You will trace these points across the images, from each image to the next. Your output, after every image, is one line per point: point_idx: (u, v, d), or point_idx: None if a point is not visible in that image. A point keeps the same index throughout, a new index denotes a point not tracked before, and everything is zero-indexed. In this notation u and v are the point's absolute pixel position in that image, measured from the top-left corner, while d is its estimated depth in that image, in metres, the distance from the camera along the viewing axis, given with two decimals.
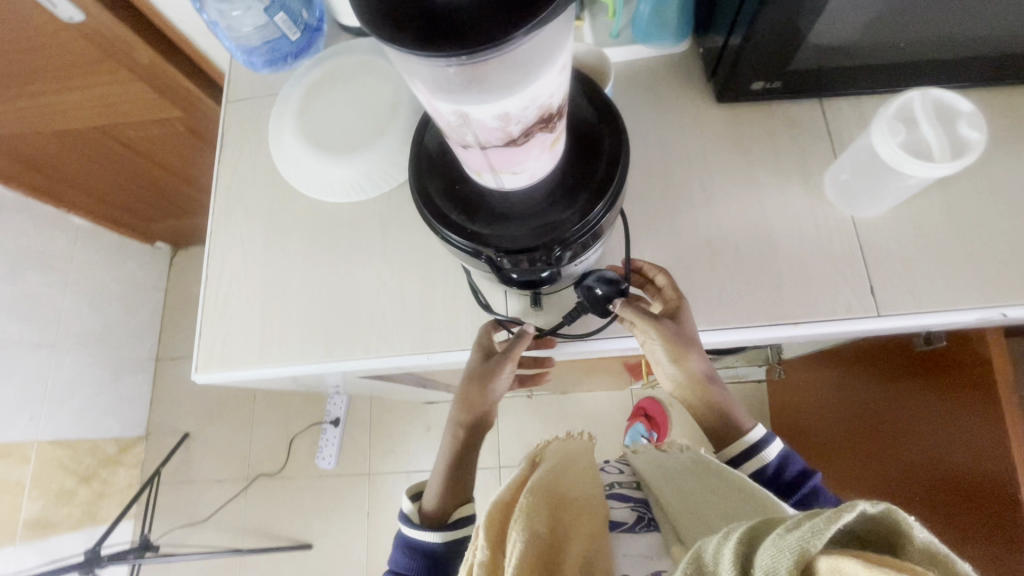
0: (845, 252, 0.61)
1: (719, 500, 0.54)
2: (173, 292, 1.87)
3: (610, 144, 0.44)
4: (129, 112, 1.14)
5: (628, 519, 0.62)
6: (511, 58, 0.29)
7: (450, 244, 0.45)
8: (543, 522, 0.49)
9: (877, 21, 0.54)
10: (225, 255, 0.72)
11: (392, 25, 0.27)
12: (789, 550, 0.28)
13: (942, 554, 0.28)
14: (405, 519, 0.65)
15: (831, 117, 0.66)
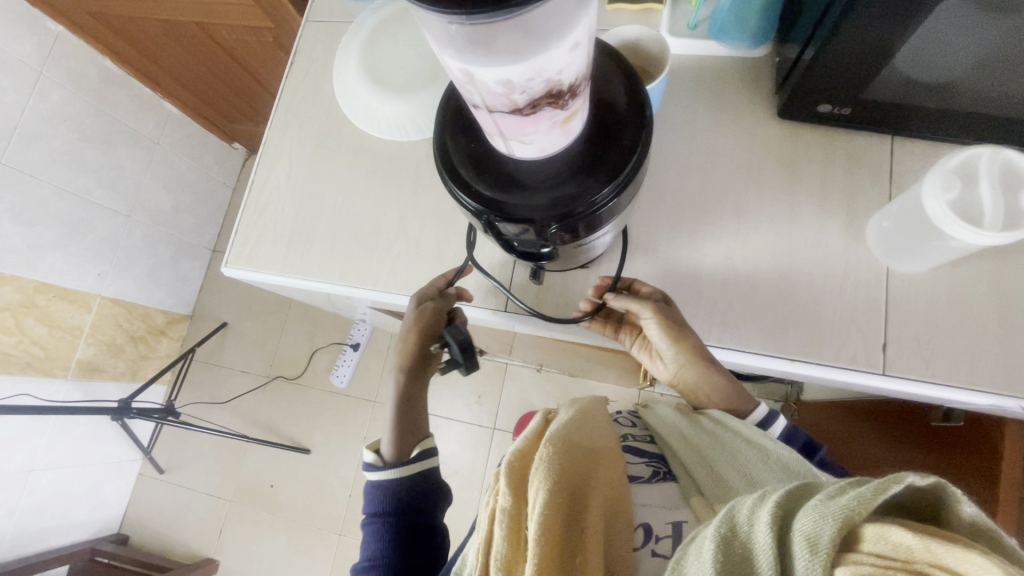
0: (867, 303, 0.58)
1: (742, 465, 0.62)
2: (240, 193, 2.01)
3: (632, 134, 0.44)
4: (226, 14, 1.20)
5: (644, 473, 0.69)
6: (517, 26, 0.29)
7: (459, 202, 0.47)
8: (565, 467, 0.54)
9: (969, 62, 0.49)
10: (272, 165, 0.77)
11: None
12: (833, 517, 0.31)
13: (988, 528, 0.30)
14: (369, 467, 0.65)
15: (898, 158, 0.61)
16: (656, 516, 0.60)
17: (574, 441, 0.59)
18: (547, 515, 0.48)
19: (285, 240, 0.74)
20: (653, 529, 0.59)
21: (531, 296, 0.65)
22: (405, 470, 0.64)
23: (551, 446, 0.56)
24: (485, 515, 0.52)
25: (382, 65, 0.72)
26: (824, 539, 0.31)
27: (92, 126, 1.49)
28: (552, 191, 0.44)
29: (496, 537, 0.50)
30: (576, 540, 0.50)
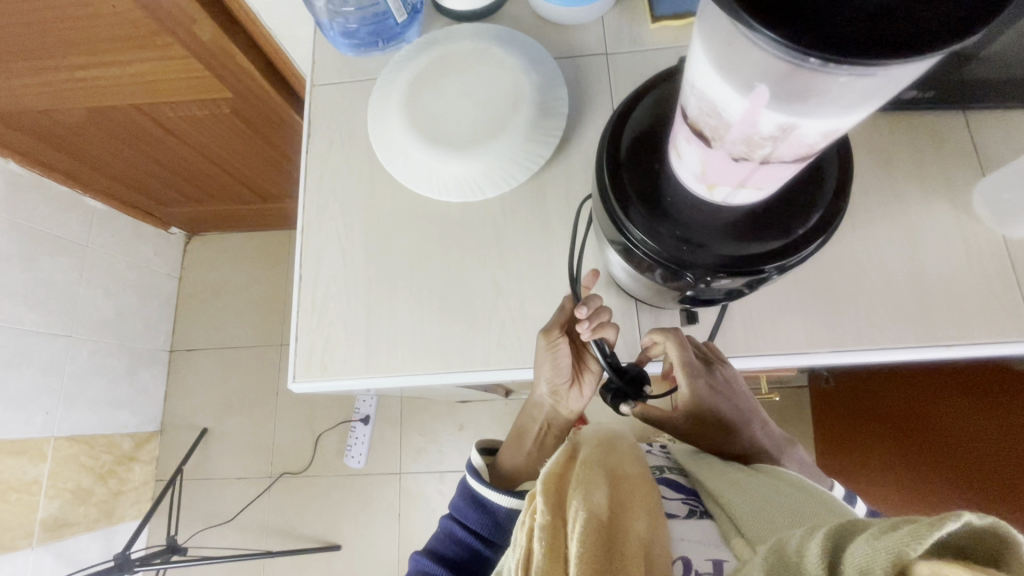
0: (998, 274, 0.59)
1: (787, 502, 0.47)
2: (189, 281, 1.80)
3: (838, 173, 0.40)
4: (171, 91, 1.05)
5: (680, 511, 0.52)
6: (889, 81, 0.24)
7: (636, 245, 0.42)
8: (611, 487, 0.48)
9: None
10: (321, 254, 0.67)
11: (776, 21, 0.22)
12: (882, 550, 0.24)
13: None
14: (472, 470, 0.68)
15: (977, 130, 0.63)
16: (696, 551, 0.46)
17: (611, 461, 0.52)
18: (587, 535, 0.42)
19: (362, 334, 0.64)
20: (692, 562, 0.46)
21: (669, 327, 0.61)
22: (504, 499, 0.65)
23: (580, 468, 0.49)
24: (522, 540, 0.45)
25: (434, 123, 0.65)
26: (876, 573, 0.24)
27: (8, 244, 1.25)
28: (760, 243, 0.40)
29: (533, 555, 0.43)
30: (611, 557, 0.42)
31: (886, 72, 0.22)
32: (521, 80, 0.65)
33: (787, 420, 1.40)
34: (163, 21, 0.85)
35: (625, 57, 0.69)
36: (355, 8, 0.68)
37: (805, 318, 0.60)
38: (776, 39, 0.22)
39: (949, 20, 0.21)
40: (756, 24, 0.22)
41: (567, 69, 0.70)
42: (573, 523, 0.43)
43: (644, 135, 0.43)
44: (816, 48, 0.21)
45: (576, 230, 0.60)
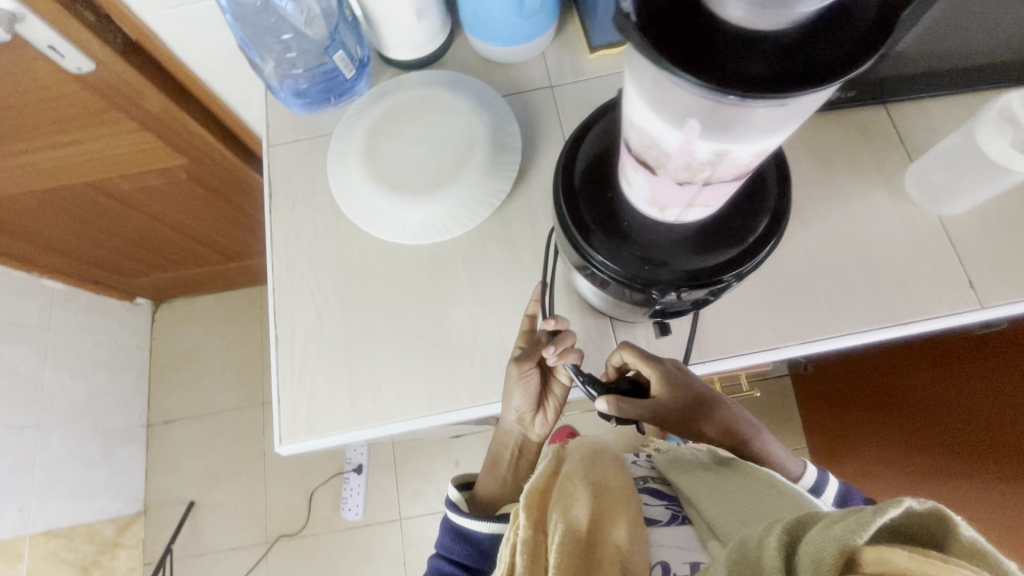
0: (939, 250, 0.63)
1: (751, 500, 0.51)
2: (160, 351, 1.75)
3: (778, 181, 0.43)
4: (125, 165, 1.05)
5: (662, 516, 0.56)
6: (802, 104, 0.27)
7: (601, 270, 0.44)
8: (592, 494, 0.50)
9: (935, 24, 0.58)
10: (295, 310, 0.67)
11: (694, 65, 0.24)
12: (833, 538, 0.29)
13: (989, 552, 0.28)
14: (452, 505, 0.68)
15: (899, 120, 0.68)
16: (673, 556, 0.51)
17: (595, 471, 0.53)
18: (564, 547, 0.45)
19: (346, 387, 0.64)
20: (670, 566, 0.51)
21: (646, 339, 0.62)
22: (486, 526, 0.65)
23: (561, 483, 0.51)
24: (505, 553, 0.48)
25: (394, 171, 0.66)
26: (826, 560, 0.29)
27: None
28: (716, 255, 0.42)
29: (517, 565, 0.46)
30: (588, 562, 0.45)
31: (796, 100, 0.25)
32: (473, 120, 0.68)
33: (776, 411, 1.42)
34: (111, 98, 0.85)
35: (570, 87, 0.73)
36: (304, 69, 0.69)
37: (773, 314, 0.62)
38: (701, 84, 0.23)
39: (846, 51, 0.23)
40: (679, 72, 0.24)
41: (516, 104, 0.73)
42: (552, 535, 0.46)
43: (594, 165, 0.45)
44: (733, 87, 0.23)
45: (546, 258, 0.61)
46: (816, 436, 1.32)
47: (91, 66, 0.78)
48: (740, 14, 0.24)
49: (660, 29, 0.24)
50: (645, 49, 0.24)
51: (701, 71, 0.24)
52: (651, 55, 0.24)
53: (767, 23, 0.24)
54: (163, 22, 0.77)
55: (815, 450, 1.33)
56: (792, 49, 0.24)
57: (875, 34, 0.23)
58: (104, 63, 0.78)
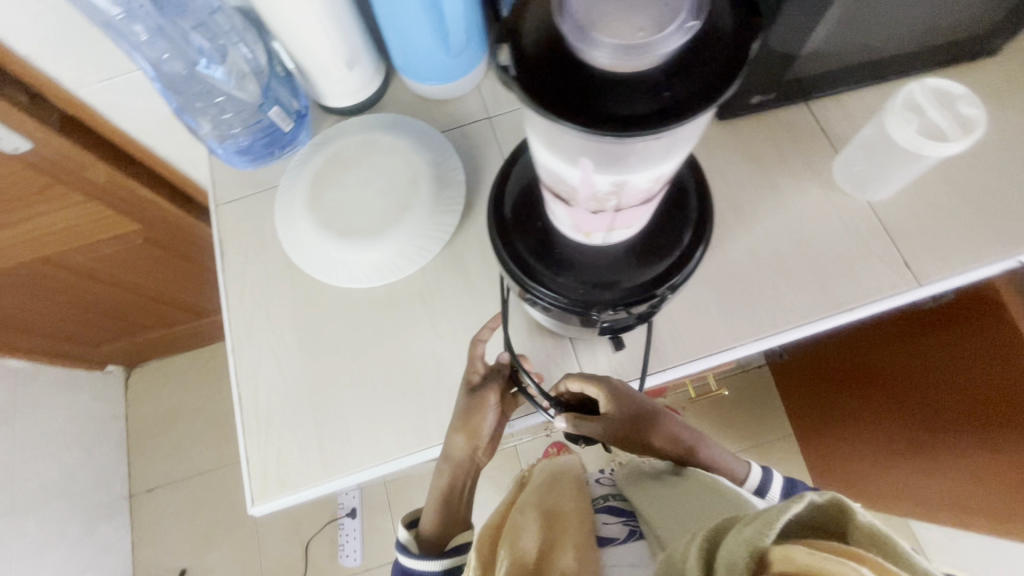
0: (874, 234, 0.65)
1: (696, 510, 0.52)
2: (137, 417, 1.71)
3: (698, 193, 0.45)
4: (76, 236, 1.03)
5: (619, 535, 0.59)
6: (686, 131, 0.28)
7: (542, 299, 0.45)
8: (541, 523, 0.53)
9: (840, 27, 0.60)
10: (256, 367, 0.67)
11: (572, 111, 0.25)
12: (747, 538, 0.35)
13: (880, 537, 0.35)
14: (403, 548, 0.66)
15: (821, 114, 0.71)
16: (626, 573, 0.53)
17: (547, 502, 0.57)
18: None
19: (314, 440, 0.63)
20: None
21: (606, 353, 0.63)
22: (440, 563, 0.63)
23: (511, 517, 0.53)
24: None
25: (341, 217, 0.67)
26: (740, 559, 0.34)
27: None
28: (648, 271, 0.43)
29: None
30: None
31: (673, 131, 0.26)
32: (415, 159, 0.69)
33: (759, 401, 1.44)
34: (52, 173, 0.84)
35: (507, 116, 0.75)
36: (243, 127, 0.68)
37: (724, 315, 0.64)
38: (579, 130, 0.25)
39: (709, 82, 0.25)
40: (558, 120, 0.25)
41: (456, 138, 0.74)
42: (498, 569, 0.47)
43: (524, 197, 0.46)
44: (609, 128, 0.25)
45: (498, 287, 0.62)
46: (799, 422, 1.34)
47: (28, 145, 0.78)
48: (610, 62, 0.25)
49: (539, 81, 0.26)
50: (526, 101, 0.26)
51: (578, 117, 0.25)
52: (532, 107, 0.25)
53: (636, 67, 0.25)
54: (98, 95, 0.77)
55: (801, 436, 1.35)
56: (662, 86, 0.25)
57: (733, 65, 0.25)
58: (42, 140, 0.78)
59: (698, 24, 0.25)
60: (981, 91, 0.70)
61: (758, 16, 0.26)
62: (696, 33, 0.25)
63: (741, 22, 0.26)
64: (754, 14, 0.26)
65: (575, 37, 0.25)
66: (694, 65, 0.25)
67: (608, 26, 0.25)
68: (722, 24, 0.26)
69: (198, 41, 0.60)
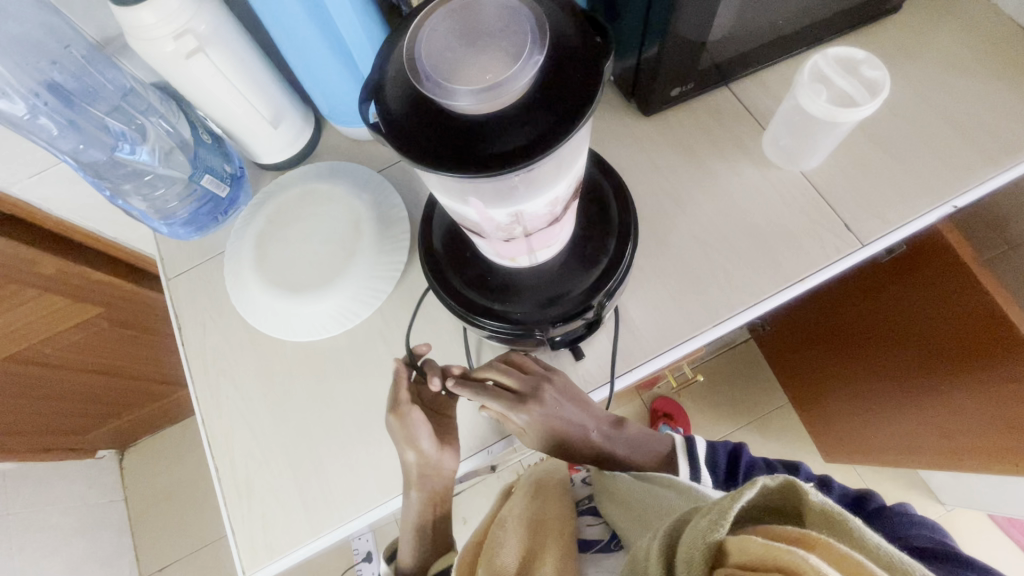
0: (812, 204, 0.67)
1: (653, 502, 0.54)
2: (137, 497, 1.68)
3: (618, 200, 0.46)
4: (40, 332, 1.02)
5: (603, 535, 0.62)
6: (564, 155, 0.29)
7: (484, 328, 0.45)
8: (523, 534, 0.57)
9: (742, 9, 0.62)
10: (228, 436, 0.66)
11: (445, 159, 0.27)
12: (704, 533, 0.37)
13: (834, 514, 0.37)
14: None
15: (743, 95, 0.73)
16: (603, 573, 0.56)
17: (534, 510, 0.60)
18: None
19: (296, 500, 0.63)
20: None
21: (571, 364, 0.63)
22: None
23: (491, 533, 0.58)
24: None
25: (289, 273, 0.67)
26: (698, 554, 0.37)
27: None
28: (583, 284, 0.44)
29: None
30: None
31: (544, 162, 0.27)
32: (354, 203, 0.70)
33: (749, 376, 1.45)
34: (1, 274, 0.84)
35: None
36: (179, 201, 0.67)
37: (681, 305, 0.64)
38: (458, 178, 0.26)
39: (569, 108, 0.26)
40: (436, 170, 0.26)
41: (394, 175, 0.75)
42: None
43: (454, 230, 0.47)
44: (480, 169, 0.26)
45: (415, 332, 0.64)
46: (792, 390, 1.35)
47: None
48: (468, 104, 0.26)
49: (414, 135, 0.27)
50: (403, 156, 0.27)
51: (453, 165, 0.26)
52: (408, 162, 0.27)
53: (495, 107, 0.26)
54: (32, 190, 0.77)
55: (795, 402, 1.36)
56: (522, 122, 0.26)
57: (587, 92, 0.27)
58: None
59: (543, 57, 0.26)
60: (888, 49, 0.73)
61: (600, 40, 0.28)
62: (546, 65, 0.27)
63: (587, 46, 0.28)
64: (595, 36, 0.28)
65: (433, 84, 0.26)
66: (552, 93, 0.27)
67: (464, 71, 0.26)
68: (575, 53, 0.27)
69: (115, 125, 0.60)
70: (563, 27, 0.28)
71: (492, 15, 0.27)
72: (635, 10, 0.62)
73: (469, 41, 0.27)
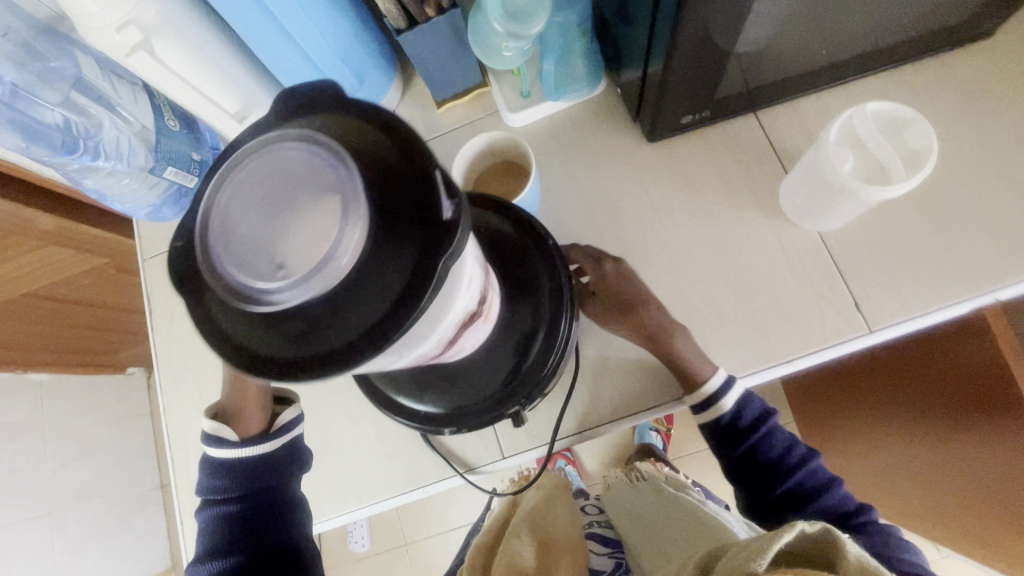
0: (823, 272, 0.58)
1: (677, 523, 0.63)
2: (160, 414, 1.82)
3: (551, 296, 0.43)
4: (49, 277, 1.06)
5: (607, 566, 0.73)
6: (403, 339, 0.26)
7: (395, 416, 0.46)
8: (535, 545, 0.62)
9: (784, 29, 0.50)
10: (185, 430, 0.67)
11: (252, 353, 0.24)
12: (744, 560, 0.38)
13: (870, 567, 0.37)
14: (213, 442, 0.54)
15: (770, 126, 0.62)
16: None
17: (544, 525, 0.65)
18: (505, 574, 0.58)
19: None
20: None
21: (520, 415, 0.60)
22: (271, 444, 0.54)
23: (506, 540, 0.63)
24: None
25: None
26: None
27: None
28: (493, 392, 0.43)
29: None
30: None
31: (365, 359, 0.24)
32: None
33: None
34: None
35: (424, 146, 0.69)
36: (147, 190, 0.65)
37: (650, 367, 0.59)
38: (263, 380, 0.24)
39: (385, 321, 0.23)
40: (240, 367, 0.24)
41: None
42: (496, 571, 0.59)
43: None
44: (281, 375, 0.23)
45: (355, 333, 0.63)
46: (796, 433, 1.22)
47: None
48: (267, 305, 0.23)
49: (218, 316, 0.25)
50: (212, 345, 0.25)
51: (262, 366, 0.24)
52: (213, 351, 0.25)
53: (298, 309, 0.23)
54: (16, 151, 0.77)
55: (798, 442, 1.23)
56: (328, 327, 0.23)
57: (408, 302, 0.23)
58: None
59: (350, 259, 0.22)
60: (965, 87, 0.59)
61: (447, 216, 0.23)
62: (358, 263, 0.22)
63: (429, 223, 0.23)
64: (441, 208, 0.23)
65: (232, 275, 0.23)
66: (373, 290, 0.23)
67: (260, 265, 0.23)
68: (400, 248, 0.23)
69: (66, 119, 0.56)
70: (402, 188, 0.23)
71: (304, 181, 0.23)
72: (643, 24, 0.52)
73: (276, 213, 0.23)
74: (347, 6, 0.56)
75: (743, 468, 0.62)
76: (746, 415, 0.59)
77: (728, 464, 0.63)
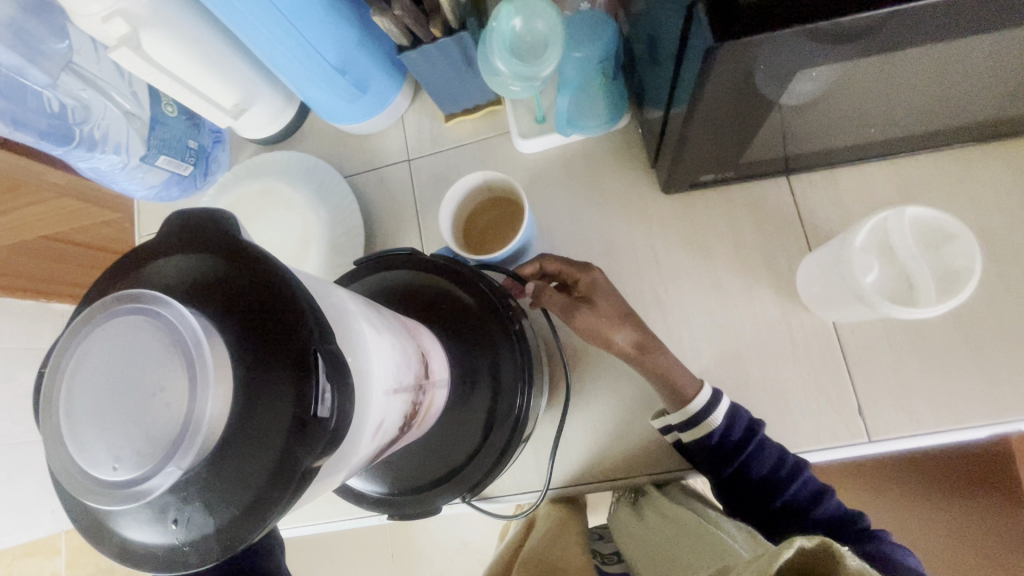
0: (830, 367, 0.52)
1: (697, 540, 0.41)
2: None
3: (511, 383, 0.41)
4: None
5: None
6: None
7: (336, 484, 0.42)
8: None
9: (813, 110, 0.43)
10: None
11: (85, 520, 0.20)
12: None
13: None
14: None
15: (801, 195, 0.56)
16: None
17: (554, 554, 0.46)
18: None
19: None
20: None
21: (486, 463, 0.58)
22: None
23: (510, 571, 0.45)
24: None
25: None
26: None
27: None
28: (439, 478, 0.40)
29: None
30: None
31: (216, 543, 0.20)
32: (311, 220, 0.64)
33: None
34: None
35: (427, 160, 0.65)
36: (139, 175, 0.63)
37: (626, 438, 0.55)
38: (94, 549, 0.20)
39: (227, 529, 0.18)
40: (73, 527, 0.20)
41: (370, 183, 0.66)
42: None
43: None
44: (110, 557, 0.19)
45: None
46: None
47: None
48: (86, 501, 0.18)
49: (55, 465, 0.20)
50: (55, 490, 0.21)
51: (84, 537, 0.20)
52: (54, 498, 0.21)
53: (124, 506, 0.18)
54: None
55: None
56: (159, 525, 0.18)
57: (254, 511, 0.18)
58: None
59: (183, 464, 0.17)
60: None
61: (320, 414, 0.19)
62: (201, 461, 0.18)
63: (296, 422, 0.18)
64: (316, 404, 0.19)
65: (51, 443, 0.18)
66: (210, 497, 0.18)
67: (80, 444, 0.17)
68: (254, 445, 0.18)
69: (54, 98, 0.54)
70: (272, 372, 0.19)
71: (144, 349, 0.18)
72: (665, 70, 0.45)
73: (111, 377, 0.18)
74: (347, 6, 0.52)
75: (733, 488, 0.48)
76: (733, 428, 0.47)
77: (715, 486, 0.49)
